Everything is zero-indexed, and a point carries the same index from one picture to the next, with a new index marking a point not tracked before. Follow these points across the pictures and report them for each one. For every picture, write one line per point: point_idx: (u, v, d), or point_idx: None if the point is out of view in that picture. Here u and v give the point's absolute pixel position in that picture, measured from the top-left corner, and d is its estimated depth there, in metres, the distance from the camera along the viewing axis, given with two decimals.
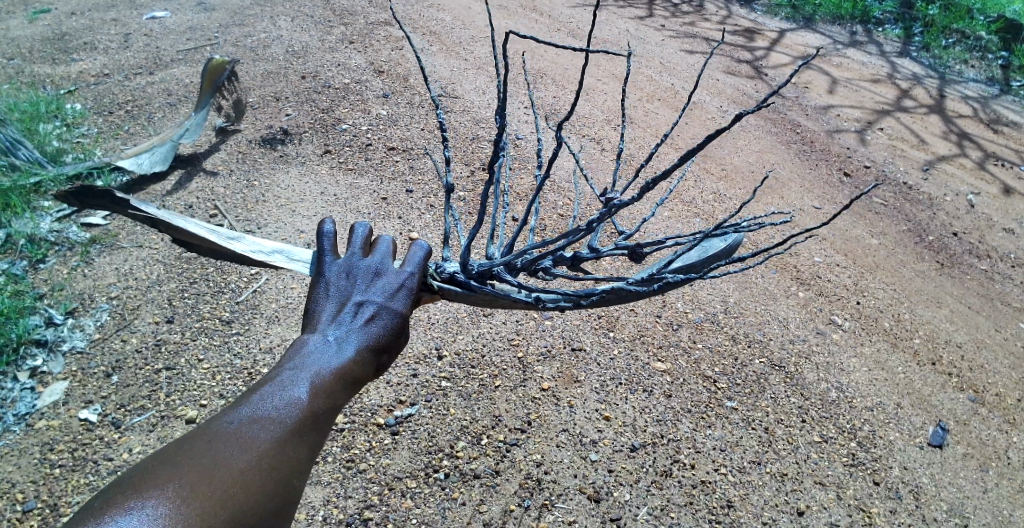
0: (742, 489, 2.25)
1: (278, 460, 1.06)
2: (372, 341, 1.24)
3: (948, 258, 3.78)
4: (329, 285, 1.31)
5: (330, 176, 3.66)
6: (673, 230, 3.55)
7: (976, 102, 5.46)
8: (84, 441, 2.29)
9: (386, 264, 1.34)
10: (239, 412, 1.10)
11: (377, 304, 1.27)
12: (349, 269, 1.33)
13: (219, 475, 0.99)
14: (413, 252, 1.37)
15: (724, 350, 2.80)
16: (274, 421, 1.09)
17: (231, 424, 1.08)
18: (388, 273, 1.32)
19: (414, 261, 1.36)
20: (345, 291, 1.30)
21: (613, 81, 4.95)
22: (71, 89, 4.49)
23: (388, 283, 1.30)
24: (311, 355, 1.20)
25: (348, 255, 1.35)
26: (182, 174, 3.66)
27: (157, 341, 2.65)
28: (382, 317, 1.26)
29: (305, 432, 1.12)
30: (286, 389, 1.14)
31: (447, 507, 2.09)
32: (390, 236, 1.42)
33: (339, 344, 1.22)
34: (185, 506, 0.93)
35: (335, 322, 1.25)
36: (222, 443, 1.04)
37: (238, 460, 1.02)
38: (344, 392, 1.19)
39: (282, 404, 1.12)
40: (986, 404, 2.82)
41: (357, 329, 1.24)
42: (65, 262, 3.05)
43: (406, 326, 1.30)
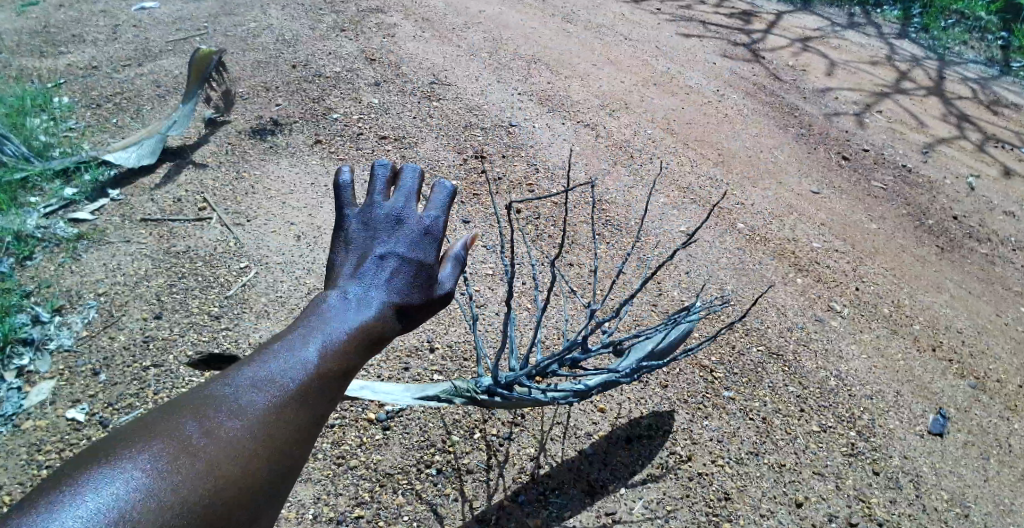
0: (740, 481, 2.22)
1: (278, 426, 1.00)
2: (393, 295, 1.20)
3: (948, 242, 3.73)
4: (351, 238, 1.28)
5: (320, 166, 3.61)
6: (669, 217, 3.50)
7: (975, 84, 5.40)
8: (71, 441, 2.25)
9: (407, 212, 1.31)
10: (243, 372, 1.03)
11: (399, 256, 1.24)
12: (369, 220, 1.30)
13: (213, 440, 0.92)
14: (433, 199, 1.32)
15: (721, 339, 2.77)
16: (277, 385, 1.03)
17: (231, 386, 1.01)
18: (409, 222, 1.30)
19: (435, 205, 1.32)
20: (366, 243, 1.27)
21: (608, 66, 4.88)
22: (59, 83, 4.41)
23: (409, 235, 1.27)
24: (328, 313, 1.16)
25: (367, 207, 1.32)
26: (171, 167, 3.59)
27: (145, 338, 2.61)
28: (403, 270, 1.23)
29: (309, 395, 1.05)
30: (295, 348, 1.08)
31: (440, 504, 2.05)
32: (412, 180, 1.35)
33: (361, 300, 1.18)
34: (172, 469, 0.86)
35: (357, 276, 1.22)
36: (216, 408, 0.97)
37: (234, 426, 0.96)
38: (361, 350, 1.14)
39: (288, 366, 1.05)
40: (987, 390, 2.79)
41: (378, 284, 1.21)
42: (52, 258, 2.99)
43: (429, 276, 1.26)
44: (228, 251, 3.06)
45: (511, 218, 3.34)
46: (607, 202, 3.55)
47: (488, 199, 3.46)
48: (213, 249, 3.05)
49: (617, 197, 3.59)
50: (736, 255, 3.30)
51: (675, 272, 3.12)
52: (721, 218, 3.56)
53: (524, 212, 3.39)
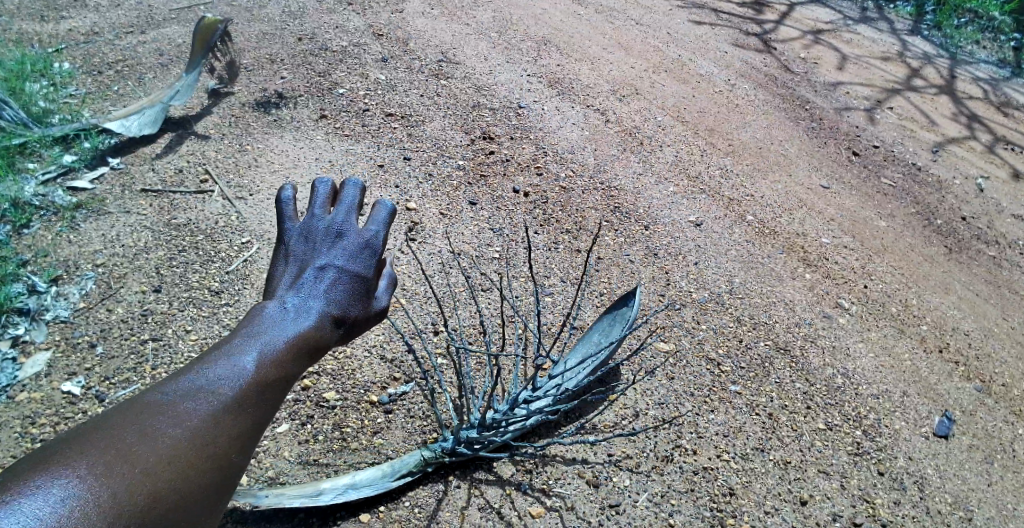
0: (744, 477, 2.20)
1: (216, 434, 1.03)
2: (331, 306, 1.25)
3: (956, 243, 3.69)
4: (291, 251, 1.32)
5: (325, 142, 3.54)
6: (678, 206, 3.45)
7: (987, 84, 5.33)
8: (67, 415, 2.20)
9: (349, 224, 1.35)
10: (175, 385, 1.06)
11: (338, 268, 1.28)
12: (308, 232, 1.34)
13: (147, 449, 0.93)
14: (376, 213, 1.37)
15: (728, 332, 2.73)
16: (213, 394, 1.06)
17: (163, 397, 1.03)
18: (348, 235, 1.33)
19: (378, 219, 1.36)
20: (307, 256, 1.31)
21: (619, 51, 4.80)
22: (59, 48, 4.31)
23: (347, 246, 1.31)
24: (266, 325, 1.20)
25: (307, 219, 1.37)
26: (173, 138, 3.52)
27: (143, 311, 2.56)
28: (342, 281, 1.28)
29: (247, 403, 1.09)
30: (231, 359, 1.12)
31: (442, 491, 2.02)
32: (353, 193, 1.39)
33: (297, 311, 1.23)
34: (106, 478, 0.86)
35: (294, 287, 1.26)
36: (154, 415, 0.99)
37: (168, 435, 0.97)
38: (299, 359, 1.19)
39: (226, 375, 1.10)
40: (992, 394, 2.76)
41: (316, 295, 1.25)
42: (50, 227, 2.93)
43: (367, 287, 1.31)
44: (230, 224, 3.00)
45: (518, 202, 3.29)
46: (615, 188, 3.49)
47: (495, 181, 3.40)
48: (215, 223, 3.00)
49: (626, 184, 3.53)
50: (744, 247, 3.26)
51: (683, 263, 3.09)
52: (730, 209, 3.51)
53: (531, 196, 3.34)
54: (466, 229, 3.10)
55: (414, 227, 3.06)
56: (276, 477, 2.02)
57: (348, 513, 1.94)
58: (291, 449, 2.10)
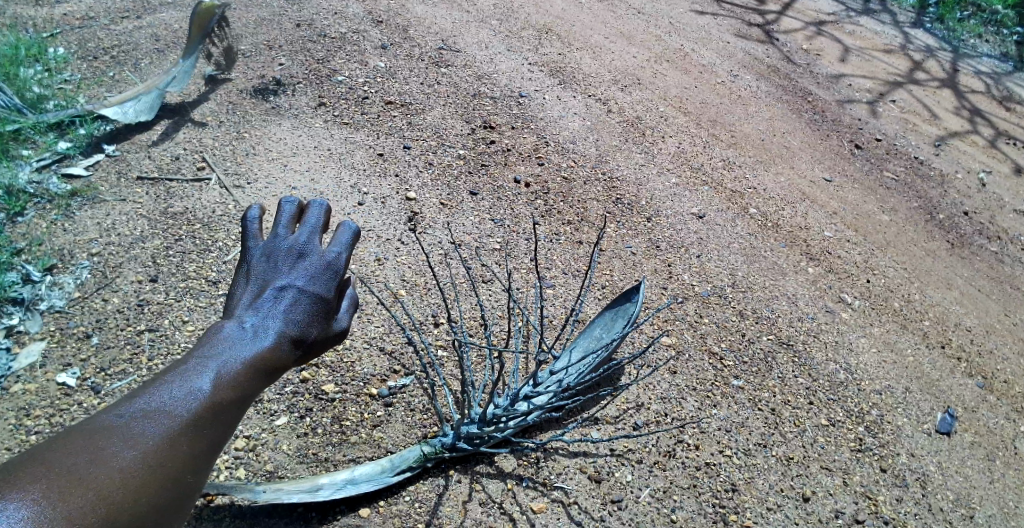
0: (747, 473, 2.18)
1: (168, 456, 1.06)
2: (290, 327, 1.26)
3: (959, 238, 3.67)
4: (252, 268, 1.32)
5: (324, 130, 3.49)
6: (680, 198, 3.42)
7: (990, 78, 5.30)
8: (62, 407, 2.17)
9: (311, 245, 1.35)
10: (131, 406, 1.09)
11: (297, 289, 1.29)
12: (270, 252, 1.34)
13: (98, 474, 0.97)
14: (339, 236, 1.38)
15: (731, 326, 2.71)
16: (168, 415, 1.09)
17: (118, 419, 1.06)
18: (310, 256, 1.34)
19: (340, 242, 1.37)
20: (267, 274, 1.31)
21: (621, 40, 4.74)
22: (54, 32, 4.24)
23: (309, 267, 1.32)
24: (221, 344, 1.21)
25: (270, 238, 1.36)
26: (169, 125, 3.47)
27: (139, 302, 2.53)
28: (302, 302, 1.28)
29: (202, 424, 1.12)
30: (187, 379, 1.15)
31: (443, 485, 2.00)
32: (318, 214, 1.41)
33: (255, 331, 1.24)
34: (56, 504, 0.90)
35: (253, 307, 1.27)
36: (108, 438, 1.02)
37: (120, 458, 1.01)
38: (255, 380, 1.21)
39: (181, 396, 1.12)
40: (994, 391, 2.75)
41: (275, 315, 1.26)
42: (45, 215, 2.89)
43: (326, 307, 1.32)
44: (228, 213, 2.96)
45: (519, 192, 3.25)
46: (617, 179, 3.46)
47: (496, 171, 3.36)
48: (212, 211, 2.96)
49: (628, 176, 3.49)
50: (747, 240, 3.23)
51: (685, 255, 3.06)
52: (732, 202, 3.47)
53: (532, 186, 3.30)
54: (467, 219, 3.06)
55: (414, 217, 3.03)
56: (275, 471, 2.00)
57: (347, 508, 1.92)
58: (290, 442, 2.07)
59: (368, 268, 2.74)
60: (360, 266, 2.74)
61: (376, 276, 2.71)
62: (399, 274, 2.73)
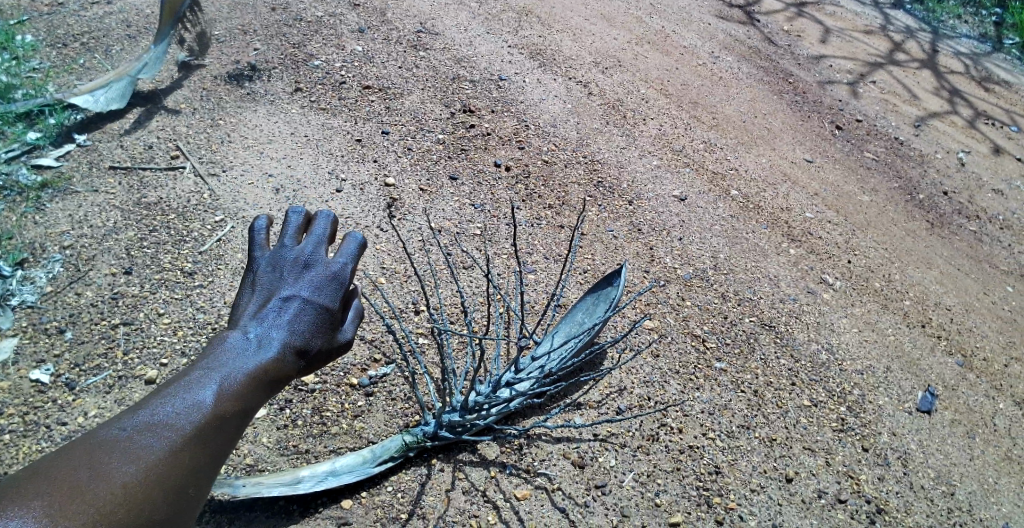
0: (730, 455, 2.19)
1: (171, 470, 1.03)
2: (294, 338, 1.24)
3: (938, 218, 3.69)
4: (258, 277, 1.32)
5: (301, 116, 3.43)
6: (662, 181, 3.41)
7: (968, 58, 5.32)
8: (35, 404, 2.12)
9: (316, 256, 1.34)
10: (134, 419, 1.06)
11: (302, 300, 1.28)
12: (276, 261, 1.33)
13: (98, 489, 0.94)
14: (344, 246, 1.36)
15: (713, 309, 2.71)
16: (171, 428, 1.07)
17: (121, 433, 1.04)
18: (315, 266, 1.33)
19: (346, 252, 1.36)
20: (273, 284, 1.30)
21: (602, 22, 4.69)
22: (21, 19, 4.11)
23: (315, 277, 1.31)
24: (225, 355, 1.20)
25: (276, 248, 1.35)
26: (142, 113, 3.38)
27: (114, 295, 2.47)
28: (305, 313, 1.27)
29: (206, 436, 1.10)
30: (190, 391, 1.12)
31: (425, 474, 1.99)
32: (324, 224, 1.40)
33: (259, 342, 1.23)
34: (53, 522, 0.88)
35: (258, 318, 1.26)
36: (110, 453, 1.00)
37: (122, 473, 0.98)
38: (258, 393, 1.19)
39: (185, 408, 1.10)
40: (973, 369, 2.78)
41: (279, 325, 1.25)
42: (14, 207, 2.81)
43: (331, 318, 1.30)
44: (203, 202, 2.90)
45: (500, 177, 3.22)
46: (599, 162, 3.43)
47: (476, 156, 3.32)
48: (187, 201, 2.90)
49: (610, 159, 3.47)
50: (729, 222, 3.23)
51: (667, 238, 3.05)
52: (714, 184, 3.47)
53: (513, 171, 3.27)
54: (448, 205, 3.02)
55: (394, 204, 2.99)
56: (255, 464, 1.97)
57: (329, 499, 1.90)
58: (270, 434, 2.05)
59: None
60: None
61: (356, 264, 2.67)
62: (379, 262, 2.69)
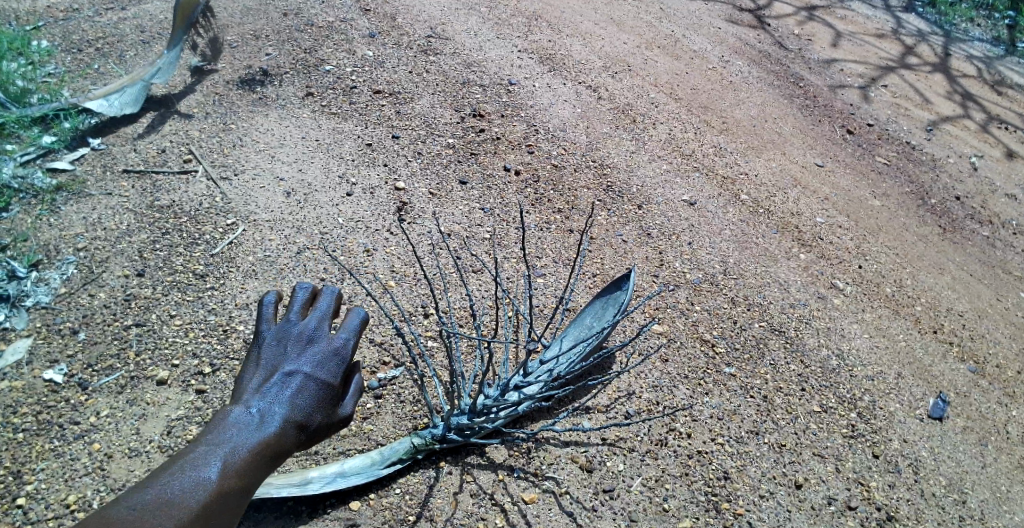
0: (739, 461, 2.18)
1: None
2: (297, 414, 1.27)
3: (950, 223, 3.66)
4: (262, 352, 1.35)
5: (312, 120, 3.45)
6: (671, 185, 3.40)
7: (981, 62, 5.28)
8: (49, 404, 2.15)
9: (320, 332, 1.41)
10: (142, 496, 1.03)
11: (306, 374, 1.32)
12: (281, 335, 1.39)
13: None
14: (348, 322, 1.44)
15: (722, 313, 2.71)
16: (182, 504, 1.04)
17: (132, 510, 1.00)
18: (319, 341, 1.39)
19: (350, 327, 1.43)
20: (277, 358, 1.34)
21: (611, 26, 4.70)
22: (37, 25, 4.16)
23: (319, 352, 1.37)
24: (230, 430, 1.20)
25: (280, 323, 1.42)
26: (155, 117, 3.42)
27: (127, 296, 2.50)
28: (309, 388, 1.31)
29: (214, 512, 1.08)
30: (196, 469, 1.11)
31: (433, 477, 1.99)
32: (329, 301, 1.49)
33: (263, 416, 1.24)
34: None
35: (261, 391, 1.28)
36: None
37: None
38: (261, 469, 1.19)
39: (194, 485, 1.08)
40: (986, 376, 2.75)
41: (283, 401, 1.28)
42: (29, 210, 2.85)
43: (331, 394, 1.34)
44: (215, 206, 2.93)
45: (509, 181, 3.23)
46: (608, 166, 3.44)
47: (486, 160, 3.33)
48: (199, 204, 2.93)
49: (619, 163, 3.47)
50: (739, 227, 3.22)
51: (676, 243, 3.04)
52: (724, 189, 3.46)
53: (523, 175, 3.28)
54: (457, 209, 3.04)
55: (404, 208, 3.00)
56: None
57: (337, 501, 1.91)
58: None
59: (357, 260, 2.72)
60: (349, 258, 2.72)
61: (366, 267, 2.69)
62: (388, 265, 2.71)
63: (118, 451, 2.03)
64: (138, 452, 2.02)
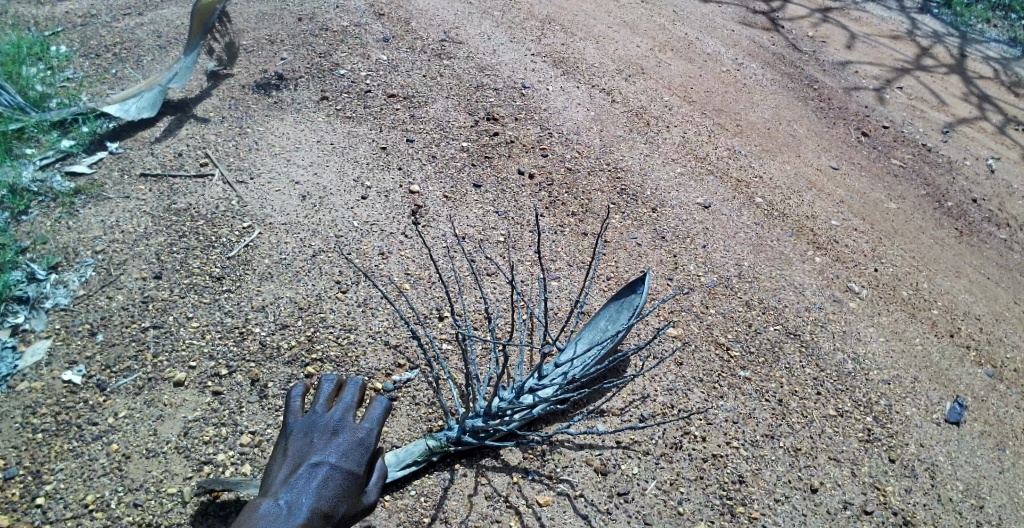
0: (754, 465, 2.17)
1: None
2: (321, 503, 1.52)
3: (967, 225, 3.63)
4: (292, 446, 1.66)
5: (326, 124, 3.48)
6: (685, 188, 3.39)
7: (997, 63, 5.23)
8: (68, 404, 2.18)
9: (344, 423, 1.72)
10: None
11: (331, 464, 1.60)
12: (309, 428, 1.70)
13: None
14: (370, 413, 1.75)
15: (737, 317, 2.70)
16: None
17: None
18: (343, 432, 1.69)
19: (371, 418, 1.74)
20: (304, 452, 1.64)
21: (624, 29, 4.70)
22: (57, 31, 4.23)
23: (342, 443, 1.66)
24: (260, 521, 1.42)
25: (308, 416, 1.74)
26: (172, 121, 3.46)
27: (144, 298, 2.53)
28: (333, 478, 1.58)
29: None
30: None
31: (448, 479, 2.00)
32: (352, 394, 1.81)
33: (289, 507, 1.49)
34: None
35: (287, 485, 1.54)
36: None
37: None
38: None
39: None
40: (1004, 380, 2.72)
41: (308, 492, 1.53)
42: (49, 213, 2.89)
43: (354, 483, 1.61)
44: (231, 209, 2.96)
45: (522, 184, 3.24)
46: (622, 169, 3.44)
47: (499, 163, 3.34)
48: (216, 207, 2.96)
49: (632, 166, 3.47)
50: (753, 230, 3.21)
51: (690, 246, 3.04)
52: (738, 191, 3.45)
53: (536, 178, 3.28)
54: (471, 212, 3.05)
55: (418, 211, 3.02)
56: None
57: None
58: None
59: (372, 263, 2.73)
60: (364, 261, 2.74)
61: (380, 269, 2.70)
62: (402, 268, 2.72)
63: (135, 451, 2.05)
64: (156, 452, 2.05)
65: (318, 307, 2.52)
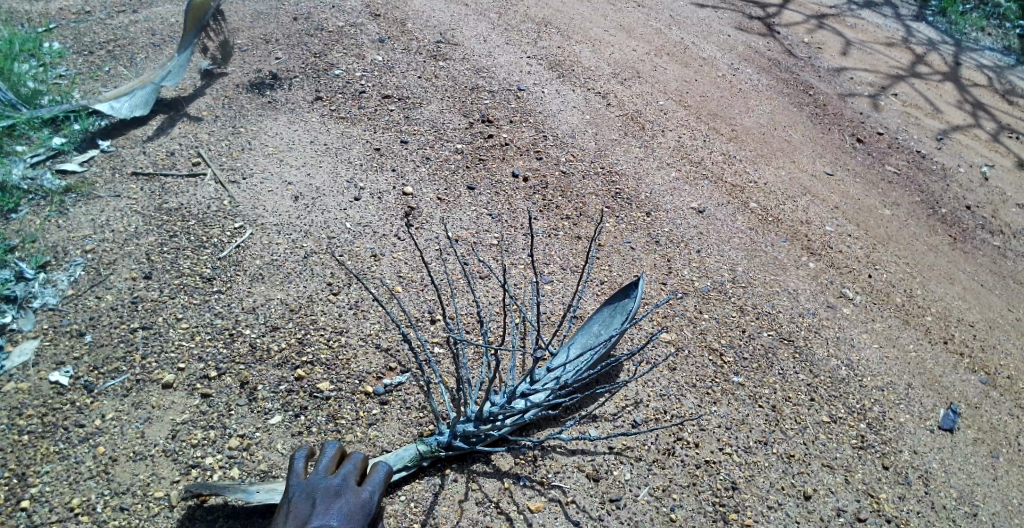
0: (748, 471, 2.16)
1: None
2: None
3: (961, 232, 3.63)
4: (294, 508, 1.57)
5: (320, 124, 3.46)
6: (680, 193, 3.39)
7: (991, 71, 5.25)
8: (54, 406, 2.15)
9: (347, 486, 1.64)
10: None
11: None
12: (310, 490, 1.62)
13: None
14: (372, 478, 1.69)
15: (731, 322, 2.69)
16: None
17: None
18: (346, 496, 1.61)
19: (373, 484, 1.68)
20: (306, 516, 1.55)
21: (621, 33, 4.70)
22: (49, 27, 4.20)
23: (344, 508, 1.58)
24: None
25: (309, 479, 1.65)
26: (164, 120, 3.43)
27: (133, 299, 2.50)
28: None
29: None
30: None
31: (438, 484, 1.98)
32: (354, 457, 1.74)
33: None
34: None
35: None
36: None
37: None
38: None
39: None
40: (997, 387, 2.72)
41: None
42: (38, 211, 2.86)
43: None
44: (223, 209, 2.93)
45: (517, 187, 3.22)
46: (617, 173, 3.43)
47: (494, 165, 3.33)
48: (207, 207, 2.93)
49: (628, 170, 3.46)
50: (747, 235, 3.20)
51: (685, 250, 3.03)
52: (733, 196, 3.44)
53: (531, 181, 3.27)
54: (465, 214, 3.03)
55: (411, 213, 3.00)
56: (269, 470, 1.99)
57: None
58: (284, 441, 2.07)
59: (364, 265, 2.71)
60: (356, 262, 2.72)
61: (373, 271, 2.68)
62: (395, 270, 2.70)
63: (122, 454, 2.02)
64: (143, 455, 2.02)
65: (309, 309, 2.50)
